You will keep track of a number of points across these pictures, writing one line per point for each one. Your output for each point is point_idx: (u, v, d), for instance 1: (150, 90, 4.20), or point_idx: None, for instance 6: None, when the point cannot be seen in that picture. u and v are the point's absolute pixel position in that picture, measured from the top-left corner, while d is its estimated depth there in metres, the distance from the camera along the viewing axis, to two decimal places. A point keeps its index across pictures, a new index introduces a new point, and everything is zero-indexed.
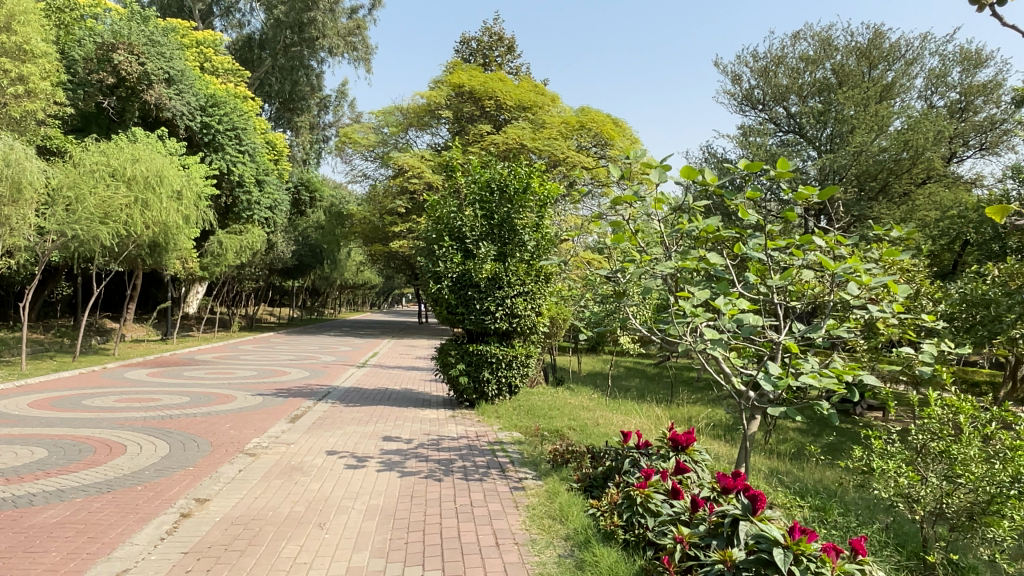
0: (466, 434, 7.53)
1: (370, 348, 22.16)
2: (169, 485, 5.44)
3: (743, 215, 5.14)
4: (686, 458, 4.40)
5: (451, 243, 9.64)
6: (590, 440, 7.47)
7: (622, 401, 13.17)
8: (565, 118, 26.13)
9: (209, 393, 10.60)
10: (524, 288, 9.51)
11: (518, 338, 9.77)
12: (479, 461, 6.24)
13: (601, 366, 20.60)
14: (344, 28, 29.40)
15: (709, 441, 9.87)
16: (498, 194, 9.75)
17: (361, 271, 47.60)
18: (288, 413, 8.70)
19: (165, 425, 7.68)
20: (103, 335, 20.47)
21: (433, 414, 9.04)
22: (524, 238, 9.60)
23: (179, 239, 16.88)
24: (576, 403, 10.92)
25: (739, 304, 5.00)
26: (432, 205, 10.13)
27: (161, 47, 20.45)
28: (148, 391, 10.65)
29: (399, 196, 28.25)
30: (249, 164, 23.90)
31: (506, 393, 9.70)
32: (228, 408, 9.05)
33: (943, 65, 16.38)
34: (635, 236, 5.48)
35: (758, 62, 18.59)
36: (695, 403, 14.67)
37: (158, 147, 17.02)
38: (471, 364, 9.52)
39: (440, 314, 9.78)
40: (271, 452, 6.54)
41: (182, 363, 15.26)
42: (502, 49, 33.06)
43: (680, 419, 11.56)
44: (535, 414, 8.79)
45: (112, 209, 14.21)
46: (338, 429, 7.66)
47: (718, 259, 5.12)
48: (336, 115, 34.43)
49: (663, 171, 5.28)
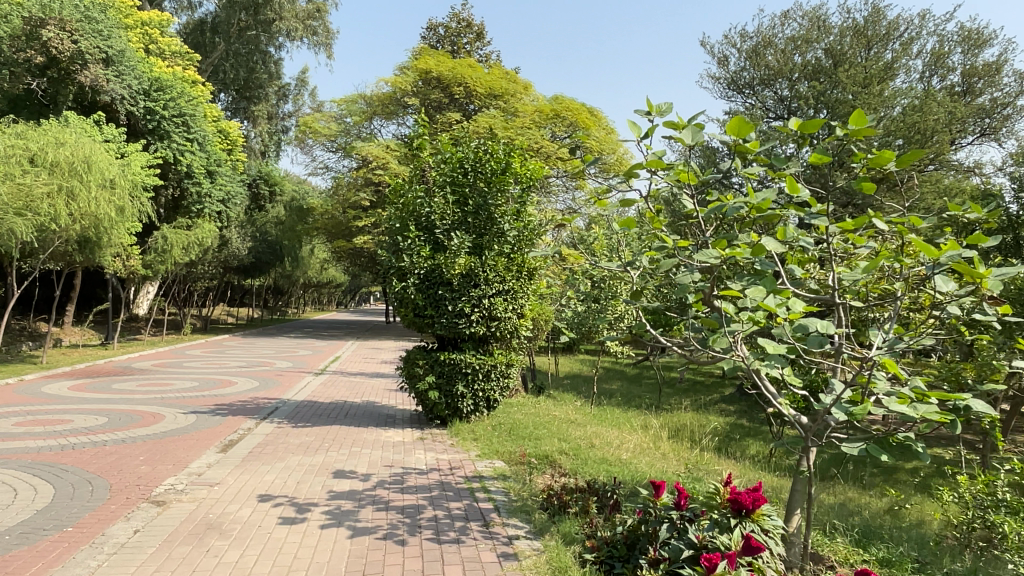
0: (437, 466, 6.13)
1: (333, 351, 20.65)
2: (28, 561, 3.95)
3: (798, 190, 3.79)
4: (754, 529, 3.07)
5: (418, 234, 8.23)
6: (588, 471, 6.13)
7: (609, 410, 11.89)
8: (538, 106, 24.88)
9: (133, 411, 9.01)
10: (504, 285, 8.11)
11: (496, 345, 8.41)
12: (454, 509, 4.86)
13: (580, 369, 19.36)
14: (303, 11, 27.66)
15: (714, 458, 8.61)
16: (472, 176, 8.38)
17: (325, 268, 45.77)
18: (222, 440, 7.22)
19: (61, 461, 6.15)
20: (37, 341, 18.55)
21: (397, 436, 7.61)
22: (503, 226, 8.29)
23: (114, 234, 15.08)
24: (563, 415, 9.62)
25: (799, 306, 3.70)
26: (395, 190, 8.65)
27: (97, 24, 18.48)
28: (59, 410, 9.02)
29: (364, 188, 26.68)
30: (199, 153, 22.09)
31: (483, 408, 8.36)
32: (150, 433, 7.53)
33: (943, 46, 15.42)
34: (652, 220, 4.21)
35: (747, 44, 17.45)
36: (685, 410, 13.48)
37: (91, 131, 15.27)
38: (442, 376, 8.09)
39: (405, 317, 8.34)
40: (186, 499, 5.10)
41: (116, 373, 13.57)
42: (471, 35, 31.61)
43: (680, 432, 10.30)
44: (519, 435, 7.42)
45: (31, 199, 12.41)
46: (278, 462, 6.22)
47: (775, 245, 3.74)
48: (296, 105, 32.52)
49: (697, 130, 3.98)
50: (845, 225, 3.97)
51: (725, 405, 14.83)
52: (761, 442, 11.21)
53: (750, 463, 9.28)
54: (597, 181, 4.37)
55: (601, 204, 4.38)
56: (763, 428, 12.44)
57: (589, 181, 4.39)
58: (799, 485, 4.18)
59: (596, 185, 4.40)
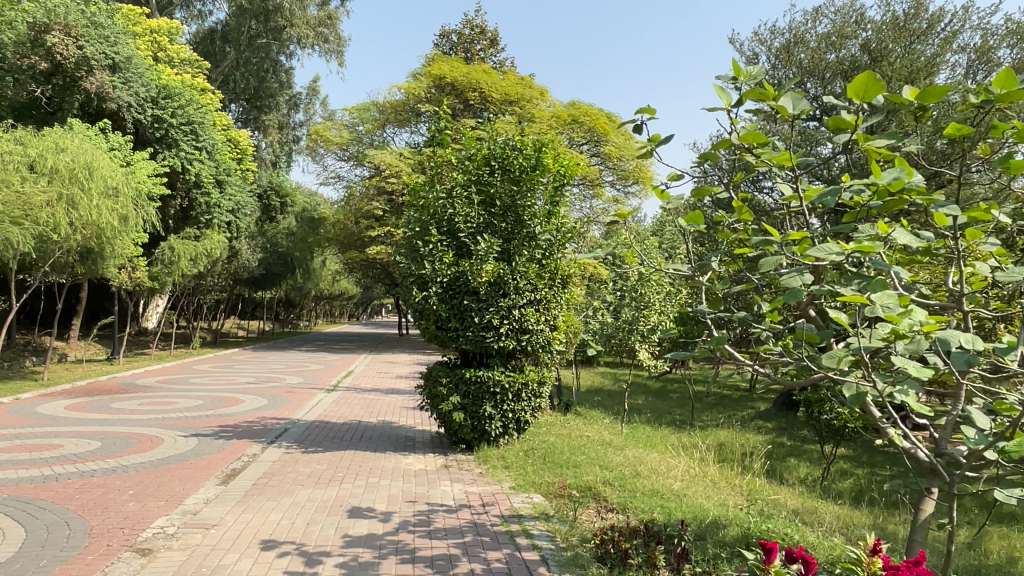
0: (467, 503, 5.32)
1: (345, 365, 19.93)
2: None
3: (916, 174, 3.03)
4: None
5: (440, 239, 7.48)
6: (640, 506, 5.32)
7: (642, 429, 11.06)
8: (555, 111, 24.21)
9: (129, 435, 8.27)
10: (536, 294, 7.34)
11: (526, 361, 7.61)
12: (493, 562, 4.07)
13: (602, 383, 18.50)
14: (314, 18, 27.17)
15: (767, 485, 7.76)
16: (499, 174, 7.67)
17: (337, 281, 45.20)
18: (224, 469, 6.47)
19: (39, 496, 5.40)
20: (40, 356, 17.91)
21: (418, 463, 6.82)
22: (534, 229, 7.56)
23: (118, 244, 14.43)
24: (597, 437, 8.79)
25: (923, 313, 2.92)
26: (413, 191, 7.92)
27: (104, 30, 17.94)
28: (50, 433, 8.29)
29: (376, 198, 26.10)
30: (208, 162, 21.47)
31: (513, 431, 7.54)
32: (144, 461, 6.76)
33: (987, 41, 14.61)
34: (739, 211, 3.42)
35: (778, 42, 16.63)
36: (720, 427, 12.64)
37: (96, 138, 14.71)
38: (468, 396, 7.30)
39: (426, 330, 7.55)
40: (176, 546, 4.33)
41: (118, 390, 12.86)
42: (484, 42, 31.04)
43: (722, 454, 9.44)
44: (556, 462, 6.62)
45: (29, 207, 11.76)
46: (285, 497, 5.45)
47: (908, 239, 2.93)
48: (308, 114, 31.99)
49: (799, 99, 3.21)
50: (974, 216, 3.20)
51: (761, 421, 13.92)
52: (809, 463, 10.31)
53: (805, 489, 8.40)
54: (638, 108, 3.47)
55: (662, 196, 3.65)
56: (806, 446, 11.55)
57: (637, 113, 3.50)
58: (916, 544, 3.64)
59: (644, 121, 3.52)
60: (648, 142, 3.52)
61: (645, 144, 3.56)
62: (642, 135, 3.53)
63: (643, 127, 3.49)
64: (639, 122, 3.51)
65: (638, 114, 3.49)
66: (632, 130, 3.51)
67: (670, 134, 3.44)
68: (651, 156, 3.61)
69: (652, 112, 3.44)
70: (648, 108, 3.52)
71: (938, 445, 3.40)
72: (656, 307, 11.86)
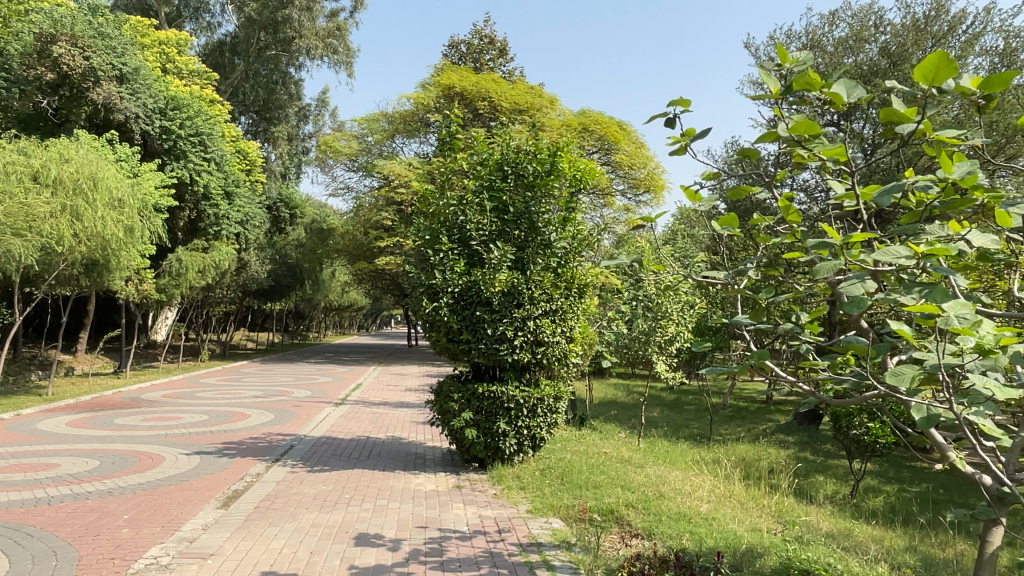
0: (482, 529, 4.97)
1: (354, 378, 19.63)
2: None
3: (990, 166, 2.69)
4: None
5: (451, 247, 7.17)
6: (667, 532, 4.95)
7: (660, 444, 10.67)
8: (565, 120, 23.91)
9: (130, 453, 7.98)
10: (551, 305, 7.00)
11: (541, 374, 7.28)
12: None
13: (615, 395, 18.09)
14: (323, 29, 27.07)
15: (796, 505, 7.36)
16: (512, 179, 7.35)
17: (346, 292, 44.99)
18: (226, 491, 6.14)
19: (28, 522, 5.09)
20: (47, 370, 17.71)
21: (429, 484, 6.48)
22: (549, 237, 7.23)
23: (123, 256, 14.22)
24: (615, 453, 8.41)
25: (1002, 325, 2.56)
26: (423, 198, 7.61)
27: (111, 41, 17.86)
28: (48, 451, 8.01)
29: (385, 208, 25.85)
30: (216, 173, 21.29)
31: (528, 448, 7.19)
32: (143, 482, 6.46)
33: (1009, 43, 14.22)
34: (785, 211, 3.11)
35: (794, 45, 16.27)
36: (740, 442, 12.22)
37: (100, 149, 14.52)
38: (480, 412, 6.97)
39: (437, 342, 7.23)
40: None
41: (123, 405, 12.60)
42: (493, 52, 30.86)
43: (747, 471, 9.03)
44: (574, 482, 6.26)
45: (33, 219, 11.56)
46: (288, 522, 5.11)
47: (984, 241, 2.58)
48: (317, 125, 31.85)
49: (854, 88, 2.93)
50: None
51: (782, 435, 13.47)
52: (836, 480, 9.87)
53: (835, 509, 7.98)
54: (671, 101, 3.26)
55: (692, 198, 3.41)
56: (831, 461, 11.11)
57: (671, 106, 3.27)
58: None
59: (678, 114, 3.28)
60: (682, 137, 3.27)
61: (679, 140, 3.31)
62: (676, 129, 3.28)
63: (677, 120, 3.24)
64: (673, 116, 3.28)
65: (672, 107, 3.27)
66: (664, 124, 3.28)
67: (707, 127, 3.19)
68: (685, 153, 3.36)
69: (687, 105, 3.23)
70: (682, 102, 3.30)
71: (1007, 469, 3.00)
72: (673, 317, 11.46)
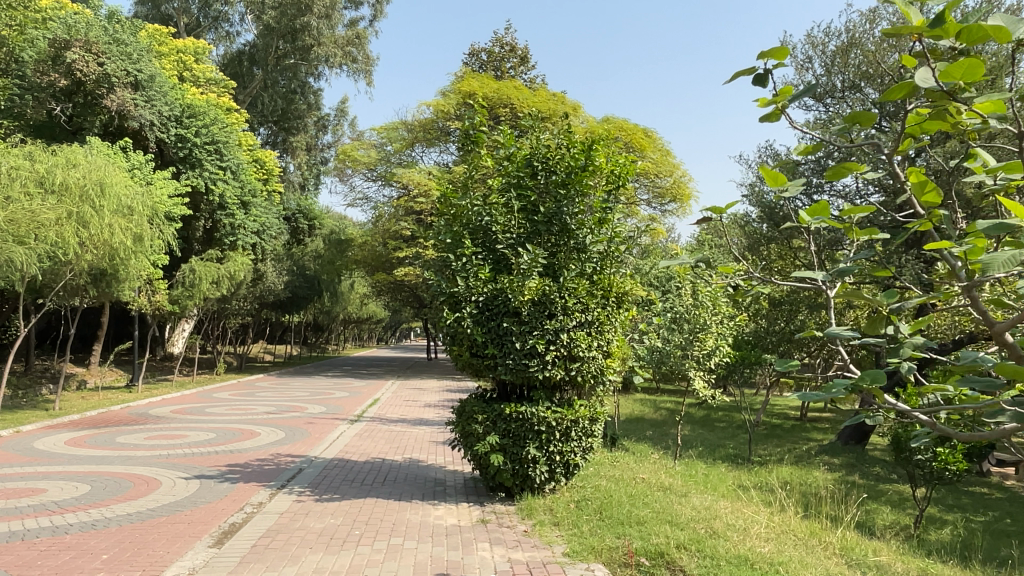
0: None
1: (371, 393, 18.99)
2: None
3: None
4: None
5: (475, 251, 6.49)
6: None
7: (697, 466, 9.87)
8: (589, 128, 23.27)
9: (125, 476, 7.34)
10: (587, 316, 6.30)
11: (574, 393, 6.56)
12: None
13: (643, 411, 17.25)
14: (342, 38, 26.69)
15: (860, 540, 6.54)
16: (542, 176, 6.69)
17: (365, 304, 44.59)
18: (224, 524, 5.46)
19: None
20: (57, 383, 17.25)
21: (450, 518, 5.73)
22: (583, 240, 6.54)
23: (133, 265, 13.69)
24: (652, 480, 7.64)
25: None
26: (443, 199, 6.95)
27: (127, 47, 17.53)
28: (39, 474, 7.40)
29: (404, 218, 25.36)
30: (232, 183, 20.83)
31: (560, 476, 6.44)
32: (133, 512, 5.80)
33: None
34: (918, 188, 2.34)
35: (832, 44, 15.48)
36: (781, 463, 11.38)
37: (111, 155, 14.07)
38: (507, 436, 6.24)
39: (459, 357, 6.53)
40: None
41: (129, 422, 12.02)
42: (514, 59, 30.33)
43: (797, 498, 8.22)
44: (615, 518, 5.52)
45: (37, 225, 11.05)
46: (288, 567, 4.40)
47: None
48: (336, 135, 31.47)
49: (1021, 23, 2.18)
50: None
51: (826, 456, 12.58)
52: (893, 508, 9.02)
53: (901, 544, 7.16)
54: (762, 53, 2.53)
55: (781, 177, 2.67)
56: (882, 486, 10.25)
57: (762, 59, 2.54)
58: None
59: (771, 70, 2.55)
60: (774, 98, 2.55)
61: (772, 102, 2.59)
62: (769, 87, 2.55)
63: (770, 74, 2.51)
64: (764, 71, 2.56)
65: (762, 61, 2.53)
66: (752, 82, 2.56)
67: (808, 83, 2.45)
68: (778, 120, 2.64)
69: (782, 56, 2.49)
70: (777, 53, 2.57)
71: None
72: (712, 329, 10.65)
